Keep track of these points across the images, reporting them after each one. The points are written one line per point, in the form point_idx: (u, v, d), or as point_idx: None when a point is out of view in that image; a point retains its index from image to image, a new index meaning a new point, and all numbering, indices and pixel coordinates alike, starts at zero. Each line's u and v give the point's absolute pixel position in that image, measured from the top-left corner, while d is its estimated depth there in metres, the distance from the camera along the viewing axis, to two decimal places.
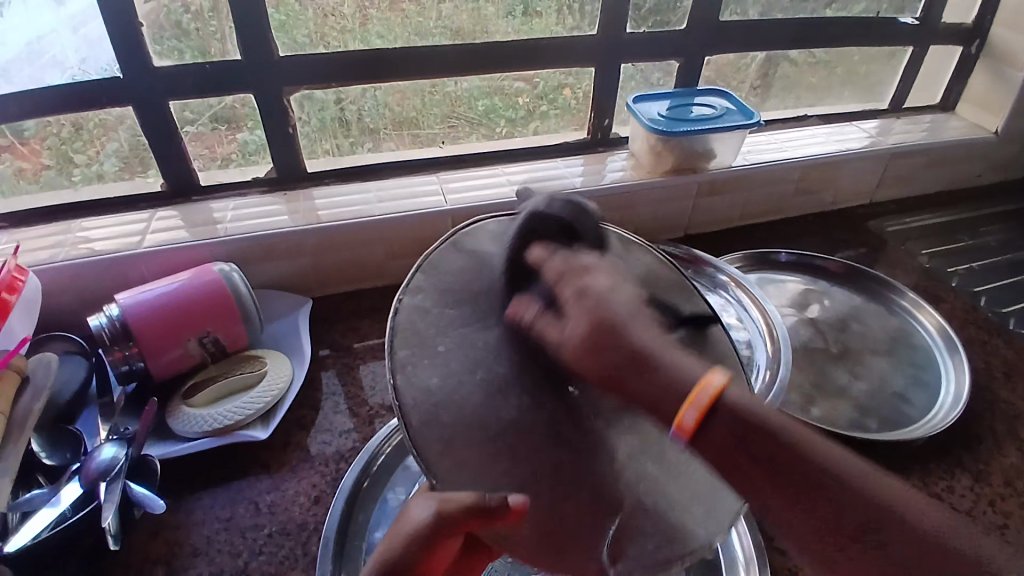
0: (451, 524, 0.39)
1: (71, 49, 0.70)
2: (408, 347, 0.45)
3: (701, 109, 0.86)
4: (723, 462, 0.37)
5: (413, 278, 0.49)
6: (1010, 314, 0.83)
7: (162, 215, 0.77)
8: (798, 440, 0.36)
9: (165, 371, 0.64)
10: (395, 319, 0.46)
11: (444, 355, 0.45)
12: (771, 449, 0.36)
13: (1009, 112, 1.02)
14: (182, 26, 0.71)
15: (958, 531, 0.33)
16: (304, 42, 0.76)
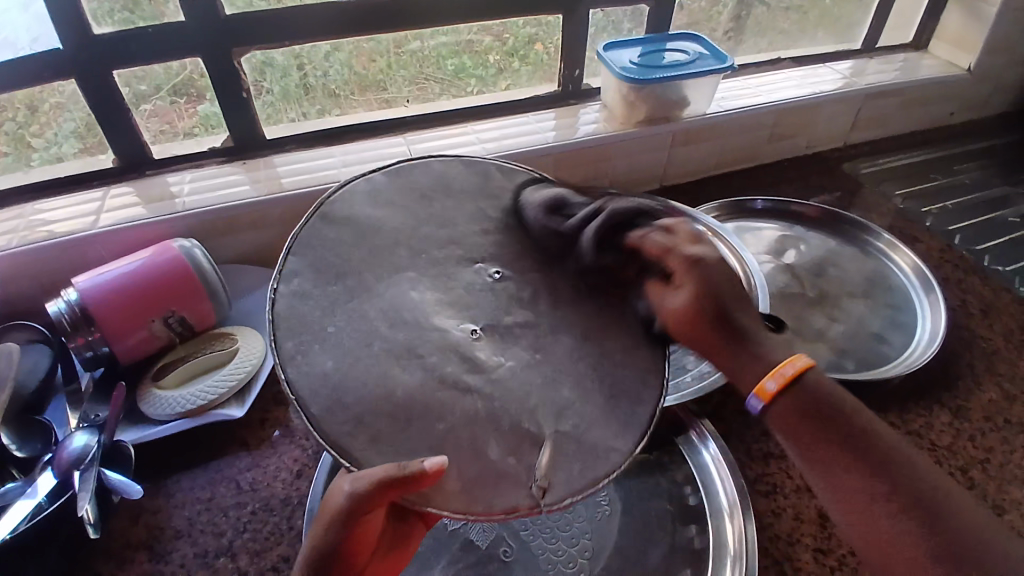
0: (366, 501, 0.39)
1: (20, 28, 0.65)
2: (294, 338, 0.44)
3: (673, 55, 0.84)
4: (792, 412, 0.45)
5: (285, 262, 0.47)
6: (985, 252, 0.84)
7: (116, 192, 0.74)
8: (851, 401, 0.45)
9: (132, 354, 0.61)
10: (274, 310, 0.45)
11: (333, 336, 0.45)
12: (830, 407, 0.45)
13: (982, 47, 1.00)
14: None
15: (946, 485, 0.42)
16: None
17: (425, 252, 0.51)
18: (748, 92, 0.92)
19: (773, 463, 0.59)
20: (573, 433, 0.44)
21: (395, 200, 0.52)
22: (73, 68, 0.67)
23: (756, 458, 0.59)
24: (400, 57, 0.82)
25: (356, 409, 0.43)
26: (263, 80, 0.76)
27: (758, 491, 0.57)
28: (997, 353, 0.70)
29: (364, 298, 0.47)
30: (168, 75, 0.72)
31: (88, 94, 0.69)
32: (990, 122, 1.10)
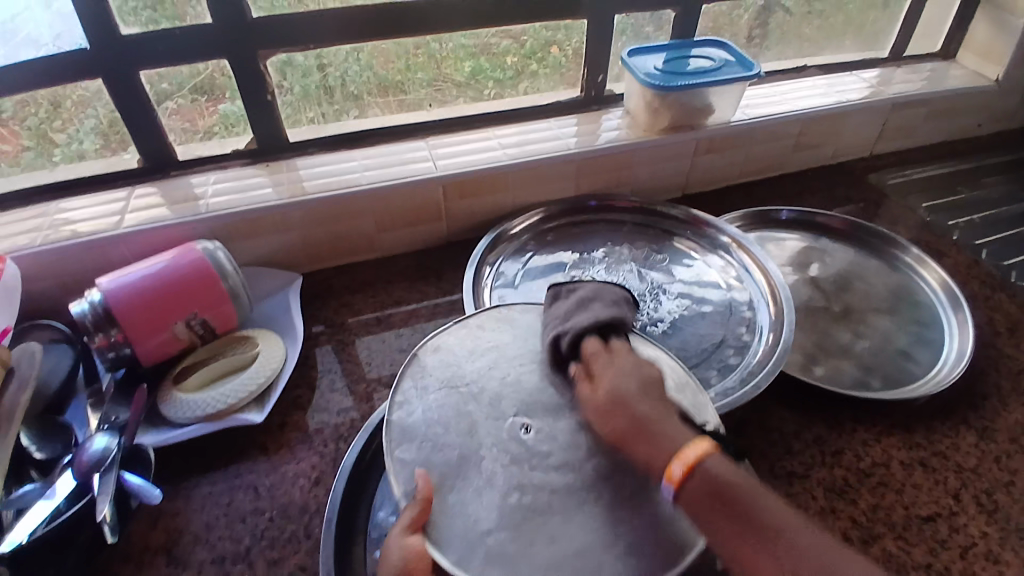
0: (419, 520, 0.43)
1: (46, 27, 0.67)
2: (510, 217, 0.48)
3: (699, 62, 0.83)
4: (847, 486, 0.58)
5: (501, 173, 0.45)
6: (1013, 268, 0.83)
7: (140, 192, 0.74)
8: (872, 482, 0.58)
9: (155, 356, 0.62)
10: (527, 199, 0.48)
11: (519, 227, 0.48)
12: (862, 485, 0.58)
13: (1011, 58, 0.98)
14: None
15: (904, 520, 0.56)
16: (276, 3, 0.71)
17: None
18: (774, 101, 0.91)
19: (796, 482, 0.58)
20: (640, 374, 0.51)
21: None
22: (97, 67, 0.68)
23: (780, 477, 0.58)
24: (419, 59, 0.81)
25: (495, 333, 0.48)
26: (286, 80, 0.77)
27: None
28: None
29: None
30: (191, 75, 0.73)
31: (113, 93, 0.70)
32: (1018, 133, 1.08)
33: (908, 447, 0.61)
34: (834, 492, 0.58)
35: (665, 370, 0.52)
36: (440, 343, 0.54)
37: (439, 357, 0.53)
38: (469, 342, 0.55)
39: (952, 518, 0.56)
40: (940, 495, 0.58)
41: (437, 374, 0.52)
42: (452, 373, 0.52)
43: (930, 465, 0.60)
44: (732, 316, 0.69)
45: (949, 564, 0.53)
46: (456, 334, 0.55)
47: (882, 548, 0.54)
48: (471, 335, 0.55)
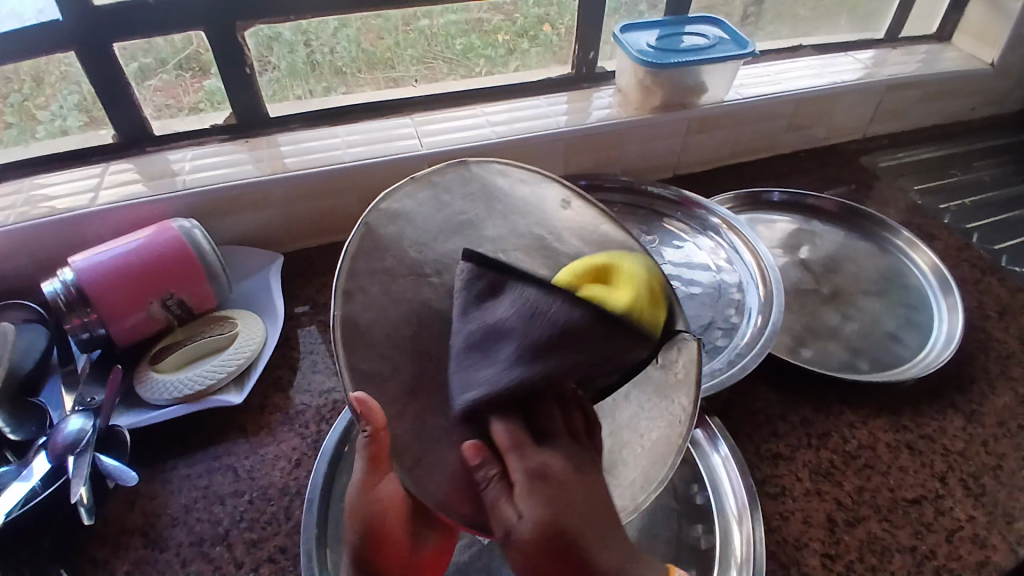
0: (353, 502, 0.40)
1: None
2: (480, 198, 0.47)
3: (691, 39, 0.81)
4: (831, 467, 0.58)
5: (431, 194, 0.47)
6: (1003, 252, 0.82)
7: (117, 167, 0.72)
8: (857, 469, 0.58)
9: (130, 336, 0.60)
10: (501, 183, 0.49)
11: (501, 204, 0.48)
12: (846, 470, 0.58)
13: (1007, 40, 0.97)
14: None
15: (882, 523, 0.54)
16: None
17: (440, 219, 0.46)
18: (768, 80, 0.90)
19: (783, 464, 0.58)
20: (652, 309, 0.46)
21: (429, 200, 0.47)
22: (69, 38, 0.65)
23: (766, 458, 0.58)
24: (408, 35, 0.79)
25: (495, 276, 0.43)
26: (269, 55, 0.74)
27: (767, 493, 0.56)
28: (1012, 356, 0.69)
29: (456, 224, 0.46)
30: (175, 49, 0.71)
31: (87, 66, 0.67)
32: (1011, 117, 1.07)
33: (895, 431, 0.61)
34: (820, 474, 0.57)
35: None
36: (398, 210, 0.45)
37: (399, 230, 0.45)
38: (429, 215, 0.46)
39: (937, 501, 0.56)
40: (926, 478, 0.57)
41: (396, 252, 0.44)
42: (413, 251, 0.44)
43: (916, 448, 0.60)
44: (721, 298, 0.68)
45: (935, 546, 0.53)
46: (413, 204, 0.46)
47: (866, 530, 0.54)
48: (432, 206, 0.46)
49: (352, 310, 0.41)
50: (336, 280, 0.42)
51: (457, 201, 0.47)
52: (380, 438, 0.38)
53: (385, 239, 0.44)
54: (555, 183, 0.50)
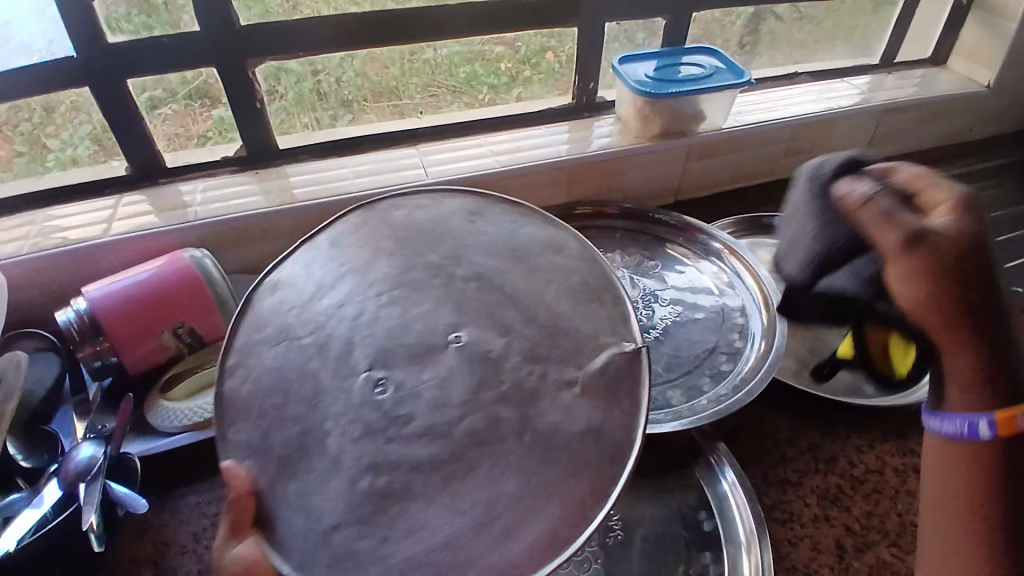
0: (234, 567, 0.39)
1: (38, 30, 0.66)
2: (358, 239, 0.50)
3: (689, 69, 0.83)
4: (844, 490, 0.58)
5: (293, 254, 0.50)
6: (1005, 272, 0.83)
7: (128, 200, 0.74)
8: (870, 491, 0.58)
9: (142, 365, 0.61)
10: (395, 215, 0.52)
11: (376, 246, 0.50)
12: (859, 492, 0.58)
13: (1001, 63, 0.99)
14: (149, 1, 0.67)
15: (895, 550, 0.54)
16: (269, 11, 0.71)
17: (315, 282, 0.48)
18: (765, 107, 0.92)
19: (791, 490, 0.58)
20: (555, 326, 0.45)
21: (305, 268, 0.49)
22: (86, 75, 0.68)
23: (773, 485, 0.58)
24: (416, 64, 0.81)
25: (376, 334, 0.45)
26: (278, 86, 0.76)
27: (775, 519, 0.56)
28: None
29: (335, 274, 0.48)
30: (184, 82, 0.73)
31: (101, 101, 0.70)
32: (1008, 138, 1.09)
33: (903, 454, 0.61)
34: (828, 499, 0.57)
35: (575, 271, 0.49)
36: (280, 278, 0.48)
37: (280, 298, 0.47)
38: (313, 272, 0.49)
39: None
40: None
41: (276, 323, 0.46)
42: (291, 314, 0.46)
43: None
44: (726, 322, 0.69)
45: None
46: (301, 268, 0.49)
47: (877, 556, 0.53)
48: (316, 266, 0.49)
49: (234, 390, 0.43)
50: (221, 361, 0.45)
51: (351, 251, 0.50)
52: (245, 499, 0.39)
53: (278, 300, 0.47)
54: (455, 198, 0.54)
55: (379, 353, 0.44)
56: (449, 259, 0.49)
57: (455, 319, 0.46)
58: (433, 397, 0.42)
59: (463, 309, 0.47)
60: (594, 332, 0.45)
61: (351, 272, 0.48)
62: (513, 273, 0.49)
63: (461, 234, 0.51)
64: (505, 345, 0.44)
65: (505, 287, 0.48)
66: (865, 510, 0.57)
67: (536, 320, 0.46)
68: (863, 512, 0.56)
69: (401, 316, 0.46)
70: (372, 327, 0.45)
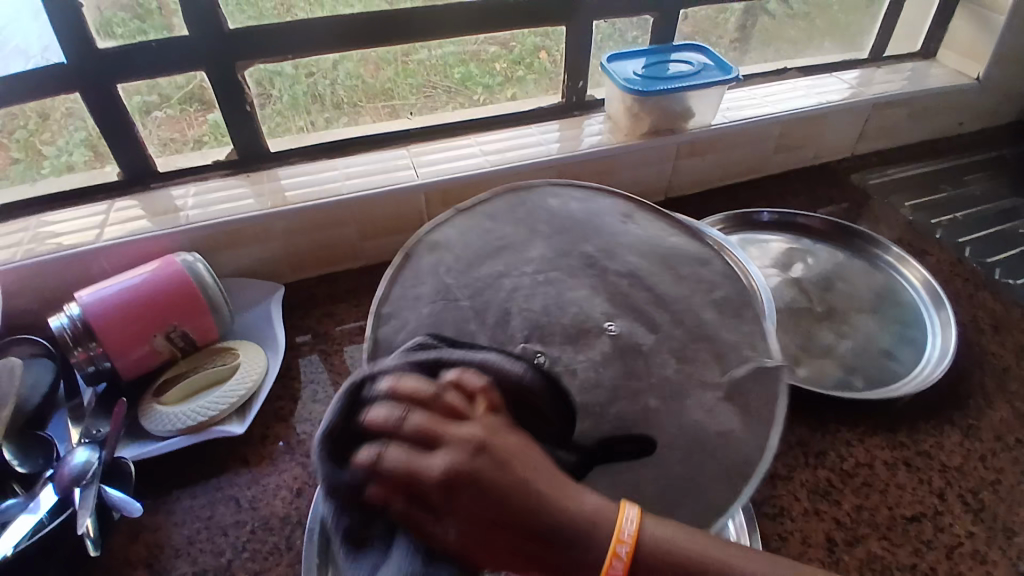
0: None
1: (34, 37, 0.66)
2: (509, 224, 0.58)
3: (679, 66, 0.83)
4: (835, 485, 0.58)
5: (452, 218, 0.57)
6: (995, 265, 0.83)
7: (122, 204, 0.74)
8: (860, 487, 0.58)
9: (134, 369, 0.61)
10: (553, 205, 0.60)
11: (536, 233, 0.57)
12: (848, 486, 0.58)
13: (991, 56, 0.99)
14: (143, 7, 0.68)
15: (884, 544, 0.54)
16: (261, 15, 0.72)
17: (470, 256, 0.54)
18: (755, 103, 0.92)
19: (780, 484, 0.58)
20: (700, 329, 0.51)
21: (461, 234, 0.56)
22: (78, 80, 0.68)
23: (763, 479, 0.58)
24: (408, 66, 0.82)
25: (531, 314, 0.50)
26: (270, 90, 0.77)
27: (765, 513, 0.56)
28: (1007, 370, 0.69)
29: (493, 249, 0.55)
30: (179, 86, 0.73)
31: (93, 106, 0.70)
32: (1000, 131, 1.09)
33: (893, 448, 0.61)
34: (818, 493, 0.58)
35: (714, 285, 0.54)
36: (440, 240, 0.55)
37: (438, 257, 0.54)
38: (471, 239, 0.56)
39: (936, 518, 0.56)
40: (924, 495, 0.58)
41: (430, 282, 0.52)
42: (450, 276, 0.52)
43: (914, 465, 0.60)
44: None
45: (936, 564, 0.53)
46: (457, 233, 0.56)
47: (867, 549, 0.54)
48: (474, 232, 0.57)
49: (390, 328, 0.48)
50: (377, 308, 0.49)
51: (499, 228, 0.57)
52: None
53: (435, 255, 0.54)
54: (609, 202, 0.62)
55: (536, 328, 0.49)
56: (599, 259, 0.56)
57: (610, 311, 0.52)
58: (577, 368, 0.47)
59: (616, 302, 0.53)
60: (736, 342, 0.50)
61: (509, 248, 0.56)
62: (656, 276, 0.55)
63: (607, 230, 0.58)
64: (652, 341, 0.50)
65: (650, 288, 0.54)
66: (855, 505, 0.57)
67: (683, 320, 0.51)
68: (853, 508, 0.57)
69: (555, 297, 0.52)
70: (531, 301, 0.51)
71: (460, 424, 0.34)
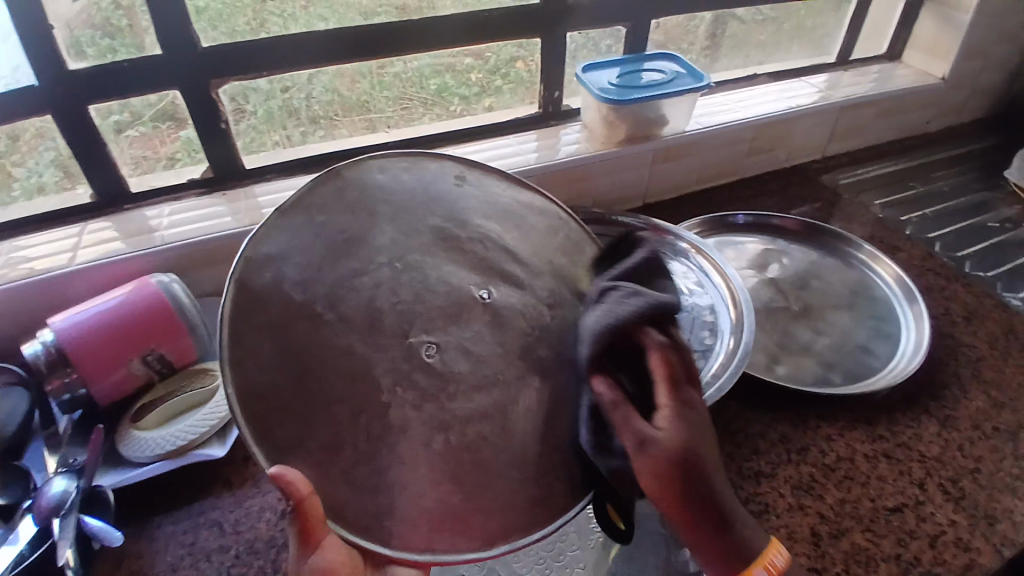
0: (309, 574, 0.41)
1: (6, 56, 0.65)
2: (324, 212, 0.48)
3: (650, 75, 0.85)
4: (818, 477, 0.59)
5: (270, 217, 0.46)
6: (966, 258, 0.85)
7: (94, 227, 0.72)
8: (842, 477, 0.59)
9: (111, 395, 0.60)
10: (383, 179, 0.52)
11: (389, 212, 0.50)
12: (830, 478, 0.59)
13: (956, 56, 1.02)
14: (114, 24, 0.67)
15: (869, 536, 0.55)
16: (241, 30, 0.71)
17: (318, 253, 0.46)
18: (726, 108, 0.94)
19: (765, 482, 0.59)
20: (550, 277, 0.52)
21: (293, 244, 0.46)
22: (50, 103, 0.67)
23: (747, 477, 0.59)
24: (384, 78, 0.82)
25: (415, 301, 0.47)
26: (245, 105, 0.76)
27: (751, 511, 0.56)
28: (984, 360, 0.71)
29: (343, 236, 0.48)
30: (156, 102, 0.72)
31: (63, 128, 0.69)
32: (965, 128, 1.12)
33: (871, 440, 0.62)
34: (801, 488, 0.58)
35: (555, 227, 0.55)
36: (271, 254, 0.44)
37: (275, 275, 0.44)
38: (309, 242, 0.46)
39: (918, 508, 0.57)
40: (906, 485, 0.59)
41: (281, 299, 0.43)
42: (301, 287, 0.44)
43: (894, 456, 0.61)
44: (695, 322, 0.69)
45: (919, 553, 0.54)
46: (286, 240, 0.46)
47: (851, 541, 0.54)
48: (310, 230, 0.47)
49: (246, 379, 0.41)
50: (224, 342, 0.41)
51: (336, 216, 0.48)
52: (308, 505, 0.39)
53: (267, 288, 0.43)
54: (441, 161, 0.55)
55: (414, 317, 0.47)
56: (452, 221, 0.52)
57: (478, 278, 0.50)
58: (465, 349, 0.47)
59: (481, 268, 0.51)
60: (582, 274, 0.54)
61: (364, 237, 0.48)
62: (506, 230, 0.54)
63: (451, 201, 0.53)
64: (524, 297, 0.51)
65: (508, 248, 0.53)
66: (838, 497, 0.58)
67: (544, 273, 0.52)
68: (836, 501, 0.57)
69: (421, 280, 0.49)
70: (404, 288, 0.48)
71: (685, 390, 0.46)
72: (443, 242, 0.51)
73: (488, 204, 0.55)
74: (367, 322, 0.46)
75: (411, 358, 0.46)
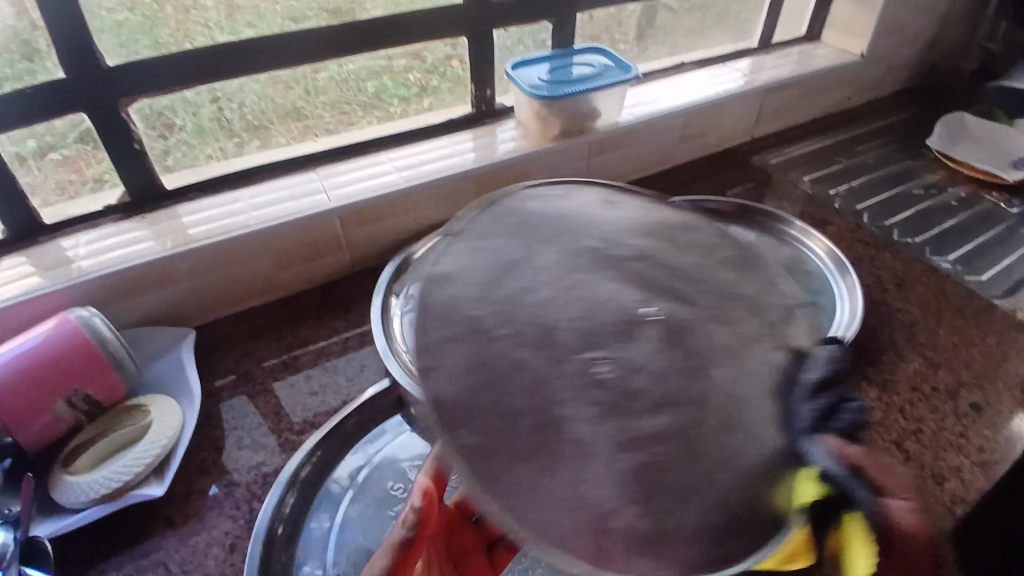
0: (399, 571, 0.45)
1: None
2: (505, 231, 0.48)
3: (580, 68, 0.85)
4: None
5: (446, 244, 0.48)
6: (893, 227, 0.89)
7: (7, 263, 0.68)
8: None
9: (37, 441, 0.57)
10: (530, 206, 0.52)
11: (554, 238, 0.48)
12: None
13: (870, 33, 1.07)
14: (27, 44, 0.63)
15: None
16: (170, 40, 0.69)
17: (534, 272, 0.45)
18: (654, 98, 0.95)
19: None
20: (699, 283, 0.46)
21: (457, 253, 0.46)
22: None
23: None
24: (318, 83, 0.80)
25: (586, 323, 0.42)
26: (173, 119, 0.73)
27: None
28: (914, 323, 0.74)
29: (508, 258, 0.46)
30: (71, 125, 0.68)
31: None
32: (885, 101, 1.17)
33: None
34: None
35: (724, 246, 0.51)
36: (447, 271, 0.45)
37: (451, 294, 0.43)
38: (474, 265, 0.45)
39: None
40: None
41: (453, 316, 0.41)
42: (471, 306, 0.42)
43: None
44: None
45: None
46: (454, 262, 0.45)
47: None
48: (475, 255, 0.46)
49: (435, 388, 0.38)
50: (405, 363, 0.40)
51: (500, 243, 0.47)
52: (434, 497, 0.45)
53: (423, 308, 0.42)
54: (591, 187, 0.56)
55: (587, 332, 0.42)
56: (605, 241, 0.49)
57: (643, 296, 0.45)
58: (638, 363, 0.40)
59: (640, 283, 0.46)
60: (758, 293, 0.47)
61: (519, 260, 0.46)
62: (663, 245, 0.50)
63: (597, 219, 0.51)
64: (696, 314, 0.44)
65: (664, 262, 0.48)
66: None
67: (707, 287, 0.46)
68: None
69: (592, 297, 0.44)
70: (571, 305, 0.43)
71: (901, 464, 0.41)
72: (676, 242, 0.50)
73: (639, 219, 0.53)
74: (544, 338, 0.41)
75: (590, 375, 0.39)
